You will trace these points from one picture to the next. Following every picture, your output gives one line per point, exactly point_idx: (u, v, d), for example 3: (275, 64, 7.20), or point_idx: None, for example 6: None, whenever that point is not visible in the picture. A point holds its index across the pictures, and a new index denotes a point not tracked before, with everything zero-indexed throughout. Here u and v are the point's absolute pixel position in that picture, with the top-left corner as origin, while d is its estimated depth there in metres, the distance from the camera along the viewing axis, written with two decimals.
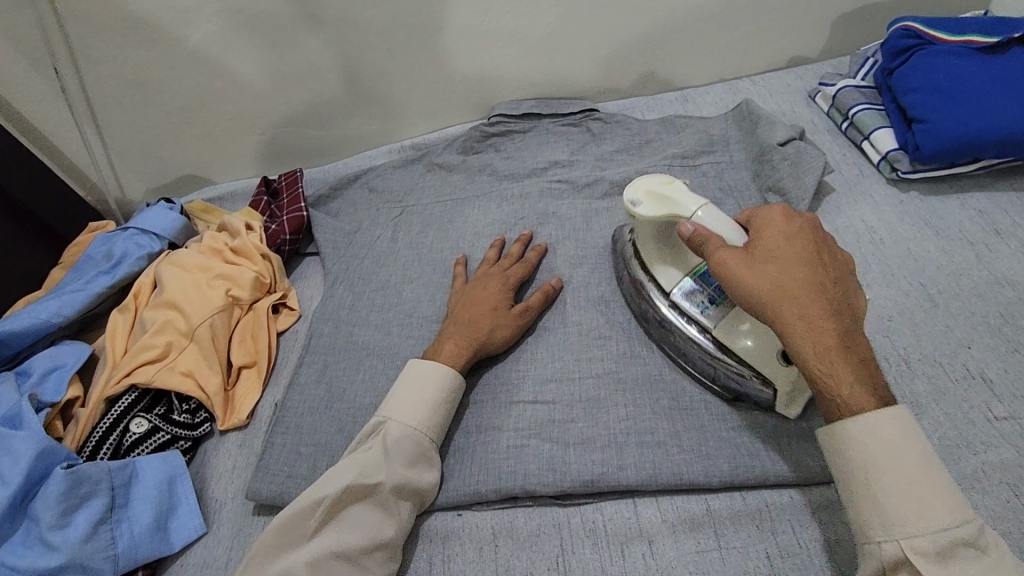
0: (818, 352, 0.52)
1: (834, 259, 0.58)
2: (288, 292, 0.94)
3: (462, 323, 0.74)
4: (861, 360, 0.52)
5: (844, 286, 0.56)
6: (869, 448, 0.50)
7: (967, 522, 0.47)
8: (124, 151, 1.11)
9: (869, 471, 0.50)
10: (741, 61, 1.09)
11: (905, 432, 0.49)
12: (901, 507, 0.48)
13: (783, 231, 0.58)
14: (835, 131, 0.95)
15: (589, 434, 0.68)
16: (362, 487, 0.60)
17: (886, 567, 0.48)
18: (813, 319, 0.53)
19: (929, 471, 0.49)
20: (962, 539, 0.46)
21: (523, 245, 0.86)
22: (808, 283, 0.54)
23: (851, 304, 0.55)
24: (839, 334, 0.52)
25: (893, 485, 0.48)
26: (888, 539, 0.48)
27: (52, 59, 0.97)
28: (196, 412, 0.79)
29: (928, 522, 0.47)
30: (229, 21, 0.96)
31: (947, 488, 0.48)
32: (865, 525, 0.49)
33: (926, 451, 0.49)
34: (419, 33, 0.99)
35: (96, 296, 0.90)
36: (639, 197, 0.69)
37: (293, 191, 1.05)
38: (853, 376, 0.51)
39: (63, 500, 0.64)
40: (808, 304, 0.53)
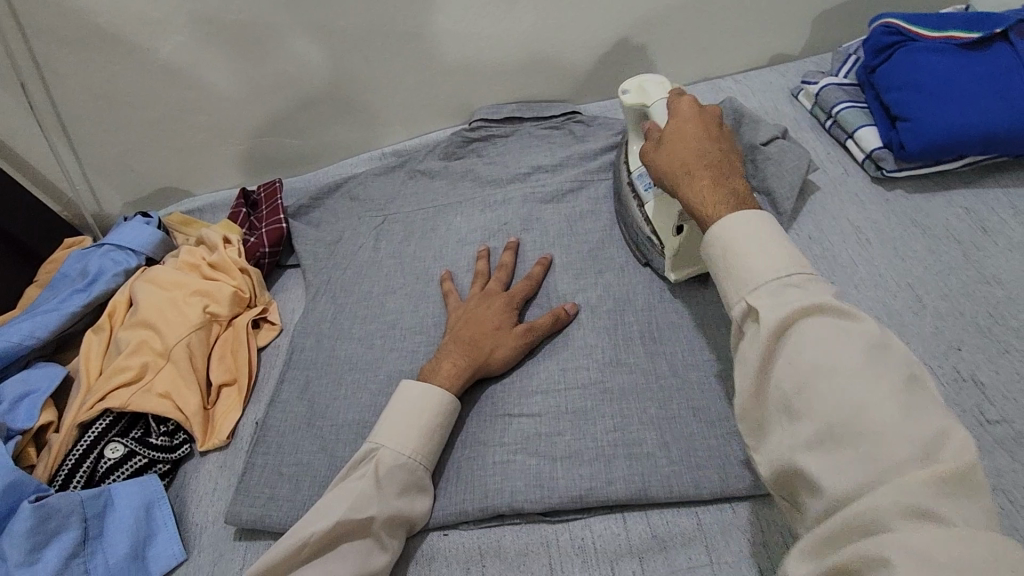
0: (697, 195, 0.59)
1: (722, 130, 0.65)
2: (269, 306, 0.92)
3: (462, 341, 0.73)
4: (733, 194, 0.57)
5: (728, 148, 0.63)
6: (728, 227, 0.54)
7: (801, 274, 0.50)
8: (97, 166, 1.09)
9: (723, 244, 0.54)
10: (723, 59, 1.07)
11: (751, 219, 0.53)
12: (747, 266, 0.51)
13: (687, 112, 0.66)
14: (819, 129, 0.94)
15: (577, 447, 0.66)
16: (353, 523, 0.59)
17: (741, 323, 0.51)
18: (693, 170, 0.60)
19: (770, 231, 0.52)
20: (791, 279, 0.49)
21: (513, 254, 0.86)
22: (696, 137, 0.63)
23: (736, 167, 0.62)
24: (711, 174, 0.59)
25: (742, 260, 0.52)
26: (738, 299, 0.51)
27: (19, 74, 0.94)
28: (174, 434, 0.77)
29: (765, 268, 0.50)
30: (200, 31, 0.94)
31: (786, 250, 0.51)
32: (725, 292, 0.53)
33: (776, 229, 0.53)
34: (395, 38, 0.97)
35: (70, 316, 0.87)
36: (632, 87, 0.79)
37: (272, 202, 1.03)
38: (725, 200, 0.57)
39: (31, 537, 0.63)
40: (693, 159, 0.61)
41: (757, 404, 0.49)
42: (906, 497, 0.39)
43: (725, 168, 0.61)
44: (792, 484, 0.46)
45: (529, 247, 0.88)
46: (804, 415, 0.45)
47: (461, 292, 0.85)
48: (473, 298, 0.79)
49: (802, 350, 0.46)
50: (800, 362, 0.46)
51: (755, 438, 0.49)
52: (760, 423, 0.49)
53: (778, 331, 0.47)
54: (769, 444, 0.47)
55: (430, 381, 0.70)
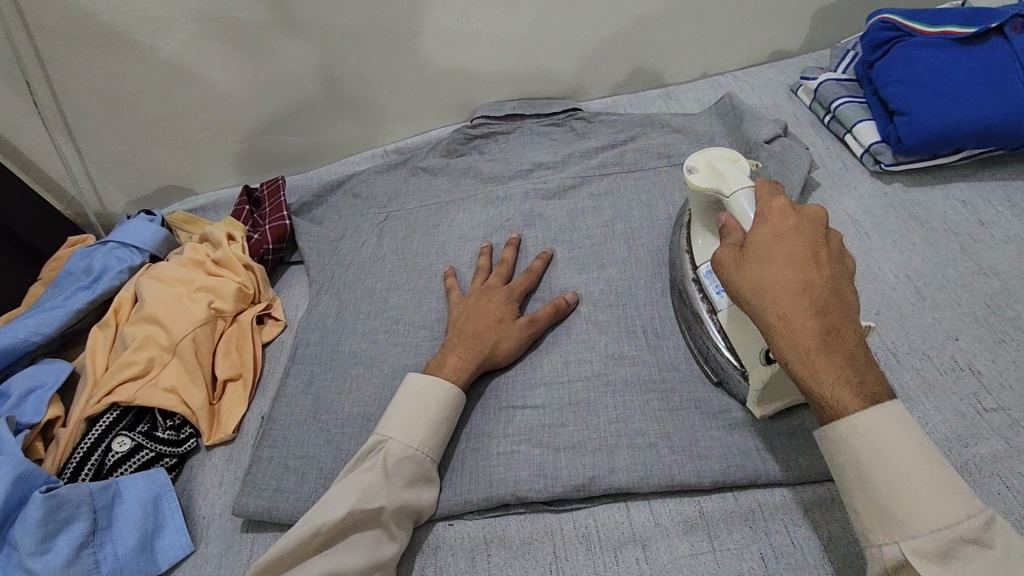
0: (801, 358, 0.49)
1: (833, 255, 0.53)
2: (273, 302, 0.92)
3: (466, 334, 0.74)
4: (846, 356, 0.49)
5: (843, 285, 0.52)
6: (878, 447, 0.47)
7: (973, 518, 0.45)
8: (101, 164, 1.10)
9: (867, 460, 0.47)
10: (723, 56, 1.08)
11: (910, 436, 0.47)
12: (905, 504, 0.46)
13: (777, 231, 0.55)
14: (818, 124, 0.95)
15: (580, 438, 0.67)
16: (363, 514, 0.60)
17: (888, 568, 0.46)
18: (798, 321, 0.50)
19: (933, 464, 0.46)
20: (966, 537, 0.45)
21: (514, 250, 0.86)
22: (798, 267, 0.52)
23: (846, 298, 0.51)
24: (823, 331, 0.49)
25: (899, 496, 0.46)
26: (888, 538, 0.46)
27: (23, 72, 0.95)
28: (181, 428, 0.78)
29: (937, 521, 0.45)
30: (203, 30, 0.95)
31: (954, 488, 0.46)
32: (865, 523, 0.48)
33: (938, 459, 0.47)
34: (396, 36, 0.98)
35: (76, 312, 0.88)
36: (700, 165, 0.68)
37: (275, 199, 1.04)
38: (839, 380, 0.48)
39: (41, 527, 0.63)
40: (799, 301, 0.50)
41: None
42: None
43: (837, 307, 0.51)
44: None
45: (532, 243, 0.88)
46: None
47: (464, 289, 0.86)
48: (475, 293, 0.80)
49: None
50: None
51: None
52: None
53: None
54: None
55: (435, 375, 0.71)
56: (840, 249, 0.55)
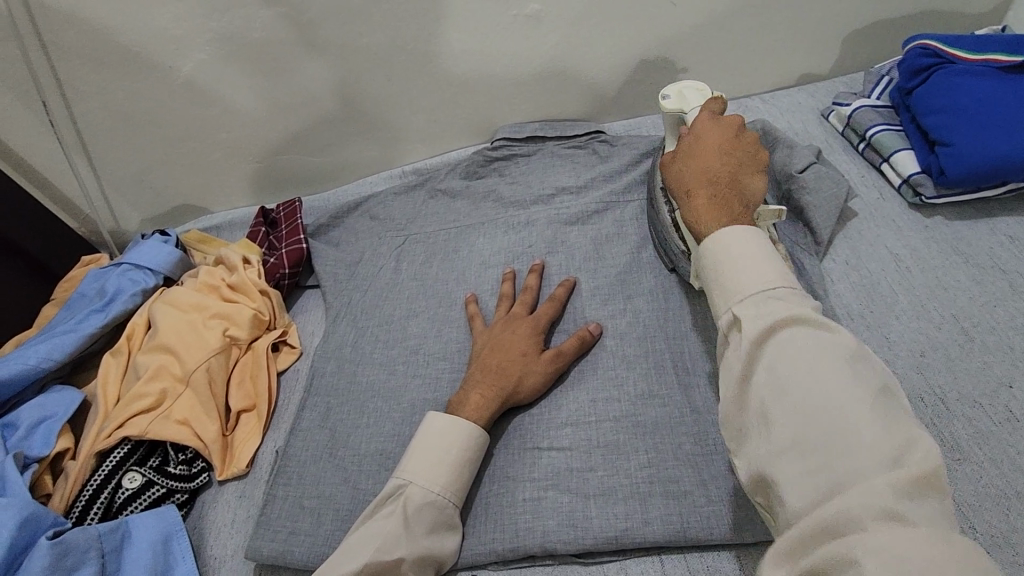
0: (693, 210, 0.60)
1: (745, 153, 0.63)
2: (289, 329, 0.90)
3: (488, 370, 0.71)
4: (728, 208, 0.59)
5: (744, 165, 0.62)
6: (733, 254, 0.54)
7: (788, 290, 0.51)
8: (116, 184, 1.08)
9: (716, 263, 0.55)
10: (751, 79, 1.05)
11: (749, 238, 0.54)
12: (732, 279, 0.53)
13: (702, 129, 0.66)
14: (852, 152, 0.92)
15: (611, 485, 0.64)
16: (384, 565, 0.57)
17: (727, 329, 0.53)
18: (696, 189, 0.61)
19: (763, 253, 0.53)
20: (778, 295, 0.51)
21: (538, 278, 0.83)
22: (706, 157, 0.63)
23: (744, 180, 0.61)
24: (709, 198, 0.60)
25: (734, 277, 0.53)
26: (725, 307, 0.53)
27: (41, 93, 0.94)
28: (193, 462, 0.75)
29: (756, 282, 0.52)
30: (222, 51, 0.93)
31: (778, 270, 0.52)
32: (714, 298, 0.55)
33: (773, 253, 0.53)
34: (414, 56, 0.95)
35: (88, 337, 0.86)
36: (673, 93, 0.75)
37: (292, 222, 1.01)
38: (714, 219, 0.58)
39: (49, 573, 0.60)
40: (700, 176, 0.62)
41: (739, 405, 0.50)
42: (872, 490, 0.40)
43: (732, 184, 0.60)
44: (765, 485, 0.47)
45: (555, 270, 0.86)
46: (781, 420, 0.46)
47: (487, 318, 0.83)
48: (497, 323, 0.77)
49: (783, 357, 0.47)
50: (776, 369, 0.47)
51: (735, 443, 0.50)
52: (741, 429, 0.50)
53: (763, 336, 0.49)
54: (747, 448, 0.49)
55: (457, 413, 0.68)
56: (754, 143, 0.63)
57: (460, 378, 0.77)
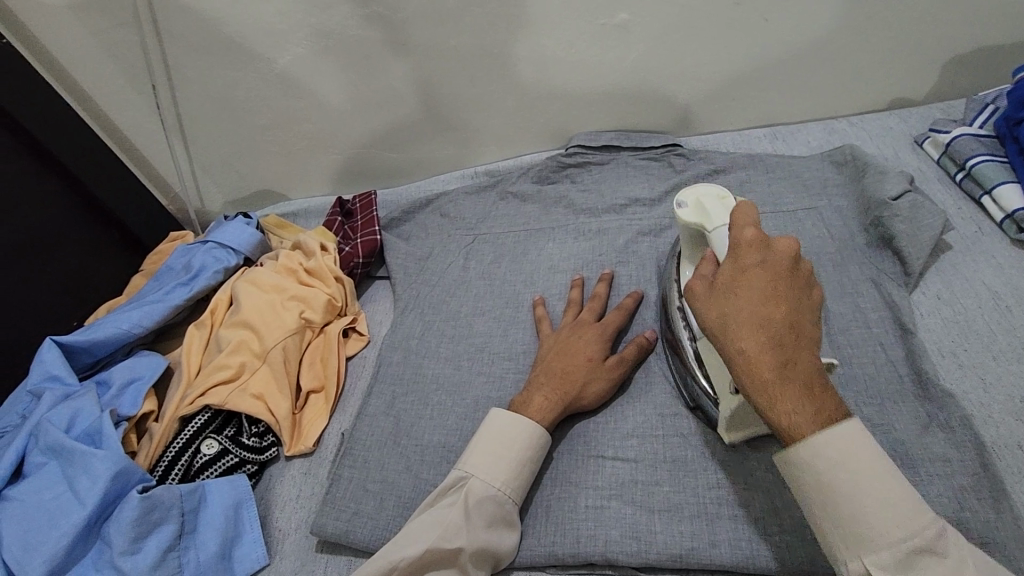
0: (756, 384, 0.47)
1: (797, 287, 0.50)
2: (358, 316, 0.93)
3: (552, 373, 0.71)
4: (805, 386, 0.46)
5: (805, 309, 0.49)
6: (843, 470, 0.45)
7: (942, 538, 0.43)
8: (205, 166, 1.14)
9: (865, 523, 0.44)
10: (840, 100, 1.02)
11: (876, 464, 0.45)
12: (873, 534, 0.43)
13: (745, 261, 0.52)
14: (947, 181, 0.88)
15: (676, 501, 0.63)
16: (443, 553, 0.59)
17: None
18: (755, 348, 0.47)
19: (891, 477, 0.45)
20: (930, 550, 0.42)
21: (607, 286, 0.83)
22: (761, 298, 0.49)
23: (811, 334, 0.48)
24: (779, 364, 0.46)
25: (875, 527, 0.43)
26: (857, 562, 0.44)
27: (151, 76, 1.01)
28: (264, 435, 0.79)
29: (903, 542, 0.43)
30: (318, 46, 0.96)
31: (918, 505, 0.44)
32: (831, 543, 0.46)
33: (895, 473, 0.45)
34: (500, 60, 0.96)
35: (175, 308, 0.90)
36: (690, 201, 0.67)
37: (368, 213, 1.05)
38: (795, 407, 0.46)
39: (135, 527, 0.64)
40: (758, 334, 0.48)
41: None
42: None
43: (798, 338, 0.48)
44: None
45: (624, 280, 0.85)
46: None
47: (553, 323, 0.83)
48: (564, 328, 0.77)
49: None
50: None
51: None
52: None
53: None
54: None
55: (519, 412, 0.68)
56: (806, 275, 0.52)
57: (523, 379, 0.77)
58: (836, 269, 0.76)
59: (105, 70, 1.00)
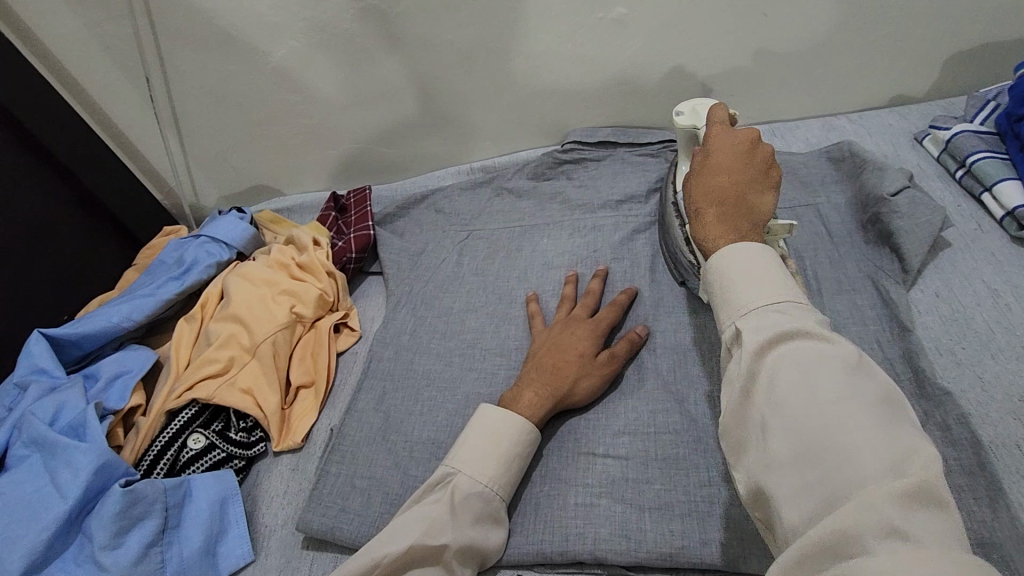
0: (698, 228, 0.56)
1: (753, 161, 0.58)
2: (350, 312, 0.92)
3: (542, 368, 0.70)
4: (735, 224, 0.53)
5: (752, 176, 0.57)
6: (729, 256, 0.50)
7: (788, 303, 0.46)
8: (200, 161, 1.14)
9: (730, 284, 0.49)
10: (840, 96, 1.00)
11: (761, 254, 0.49)
12: (737, 293, 0.48)
13: (707, 144, 0.61)
14: (947, 178, 0.87)
15: (667, 499, 0.62)
16: (428, 549, 0.57)
17: (729, 349, 0.47)
18: (700, 204, 0.57)
19: (772, 265, 0.48)
20: (782, 307, 0.46)
21: (601, 283, 0.82)
22: (718, 166, 0.58)
23: (751, 198, 0.55)
24: (716, 211, 0.55)
25: (738, 290, 0.48)
26: (728, 322, 0.48)
27: (145, 70, 1.00)
28: (252, 431, 0.78)
29: (758, 296, 0.47)
30: (312, 39, 0.95)
31: (781, 280, 0.47)
32: (715, 310, 0.50)
33: (780, 265, 0.49)
34: (496, 54, 0.95)
35: (165, 301, 0.89)
36: (687, 109, 0.77)
37: (361, 209, 1.03)
38: (721, 238, 0.53)
39: (116, 521, 0.63)
40: (706, 193, 0.57)
41: (740, 417, 0.44)
42: (876, 511, 0.35)
43: (737, 195, 0.55)
44: (766, 508, 0.42)
45: (618, 276, 0.84)
46: (781, 432, 0.41)
47: (547, 319, 0.82)
48: (557, 323, 0.76)
49: (782, 372, 0.42)
50: (777, 394, 0.42)
51: (733, 454, 0.45)
52: (740, 445, 0.44)
53: (764, 356, 0.44)
54: (748, 464, 0.43)
55: (510, 409, 0.67)
56: (764, 153, 0.58)
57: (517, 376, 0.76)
58: (833, 265, 0.75)
59: (99, 63, 0.99)
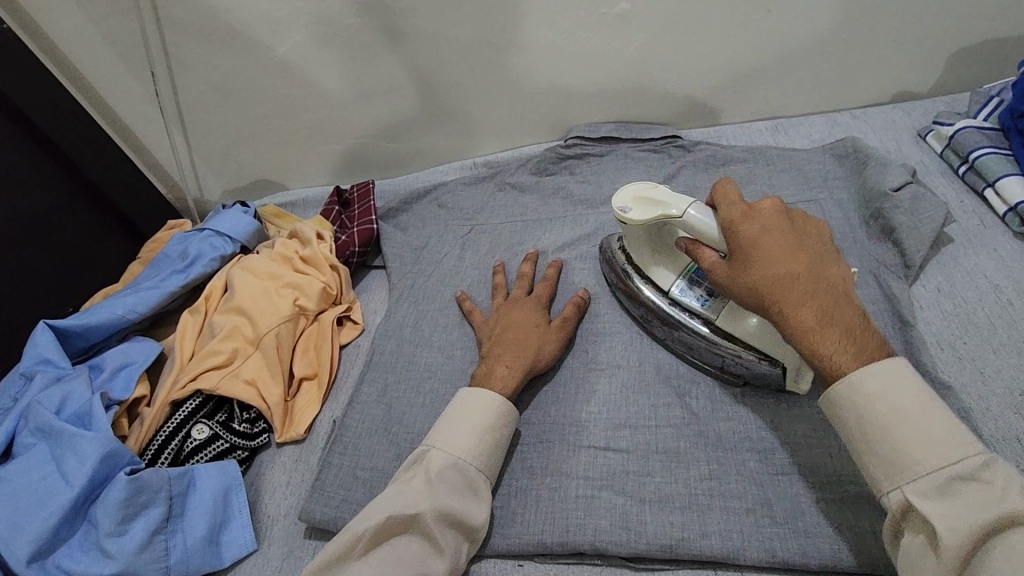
0: (801, 335, 0.51)
1: (806, 238, 0.56)
2: (353, 305, 0.92)
3: (511, 343, 0.71)
4: (844, 325, 0.50)
5: (819, 254, 0.55)
6: (871, 397, 0.48)
7: (982, 465, 0.44)
8: (204, 155, 1.14)
9: (888, 435, 0.47)
10: (844, 92, 1.00)
11: (913, 389, 0.48)
12: (902, 453, 0.47)
13: (755, 230, 0.56)
14: (950, 174, 0.87)
15: (667, 490, 0.63)
16: (405, 518, 0.57)
17: (899, 518, 0.47)
18: (793, 304, 0.51)
19: (931, 411, 0.47)
20: (967, 476, 0.44)
21: (532, 265, 0.85)
22: (785, 252, 0.54)
23: (831, 274, 0.54)
24: (816, 312, 0.51)
25: (902, 452, 0.47)
26: (892, 487, 0.47)
27: (149, 64, 1.00)
28: (255, 422, 0.78)
29: (936, 460, 0.45)
30: (316, 34, 0.95)
31: (966, 438, 0.46)
32: (872, 476, 0.48)
33: (939, 407, 0.47)
34: (501, 49, 0.95)
35: (170, 294, 0.90)
36: (629, 205, 0.69)
37: (364, 203, 1.04)
38: (837, 346, 0.50)
39: (122, 508, 0.64)
40: (794, 289, 0.52)
41: None
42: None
43: (823, 285, 0.52)
44: None
45: None
46: None
47: (485, 312, 0.84)
48: (501, 308, 0.79)
49: (1001, 570, 0.41)
50: None
51: None
52: None
53: (966, 551, 0.43)
54: None
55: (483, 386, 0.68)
56: (805, 226, 0.57)
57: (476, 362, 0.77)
58: None
59: (105, 57, 1.00)
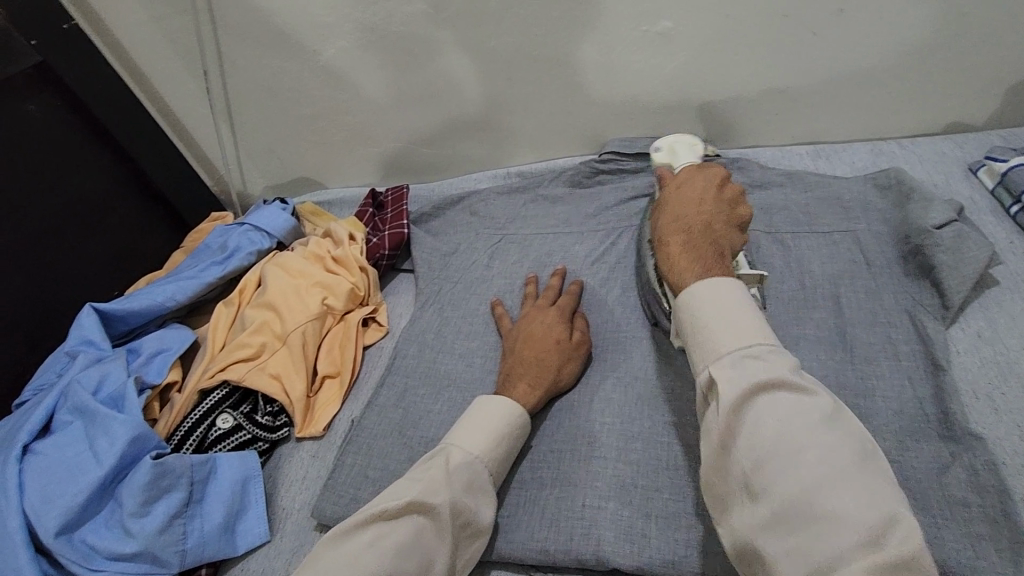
0: (668, 263, 0.58)
1: (721, 204, 0.62)
2: (379, 307, 0.94)
3: (531, 363, 0.72)
4: (697, 257, 0.57)
5: (721, 214, 0.61)
6: (706, 294, 0.52)
7: (764, 349, 0.48)
8: (249, 151, 1.19)
9: (696, 311, 0.52)
10: (893, 120, 0.97)
11: (732, 294, 0.52)
12: (713, 337, 0.50)
13: (678, 186, 0.65)
14: (1000, 214, 0.84)
15: (677, 507, 0.62)
16: (424, 507, 0.55)
17: (705, 395, 0.49)
18: (677, 243, 0.59)
19: (746, 312, 0.51)
20: (755, 355, 0.48)
21: (559, 279, 0.85)
22: (689, 199, 0.63)
23: (720, 233, 0.60)
24: (683, 246, 0.59)
25: (711, 331, 0.50)
26: (704, 368, 0.50)
27: (204, 63, 1.05)
28: (277, 415, 0.81)
29: (729, 343, 0.49)
30: (361, 40, 0.98)
31: (759, 328, 0.50)
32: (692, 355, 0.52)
33: (752, 311, 0.51)
34: (541, 61, 0.95)
35: (207, 284, 0.93)
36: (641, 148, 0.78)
37: (397, 207, 1.06)
38: (683, 269, 0.56)
39: (146, 490, 0.67)
40: (676, 223, 0.61)
41: (721, 470, 0.47)
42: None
43: (706, 234, 0.59)
44: (750, 560, 0.44)
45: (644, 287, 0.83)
46: (764, 494, 0.43)
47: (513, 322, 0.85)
48: (525, 318, 0.79)
49: (759, 426, 0.45)
50: (762, 444, 0.44)
51: (717, 510, 0.47)
52: (725, 500, 0.47)
53: (738, 408, 0.46)
54: (731, 516, 0.46)
55: None
56: (735, 198, 0.63)
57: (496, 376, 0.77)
58: (868, 295, 0.73)
59: (163, 55, 1.05)
